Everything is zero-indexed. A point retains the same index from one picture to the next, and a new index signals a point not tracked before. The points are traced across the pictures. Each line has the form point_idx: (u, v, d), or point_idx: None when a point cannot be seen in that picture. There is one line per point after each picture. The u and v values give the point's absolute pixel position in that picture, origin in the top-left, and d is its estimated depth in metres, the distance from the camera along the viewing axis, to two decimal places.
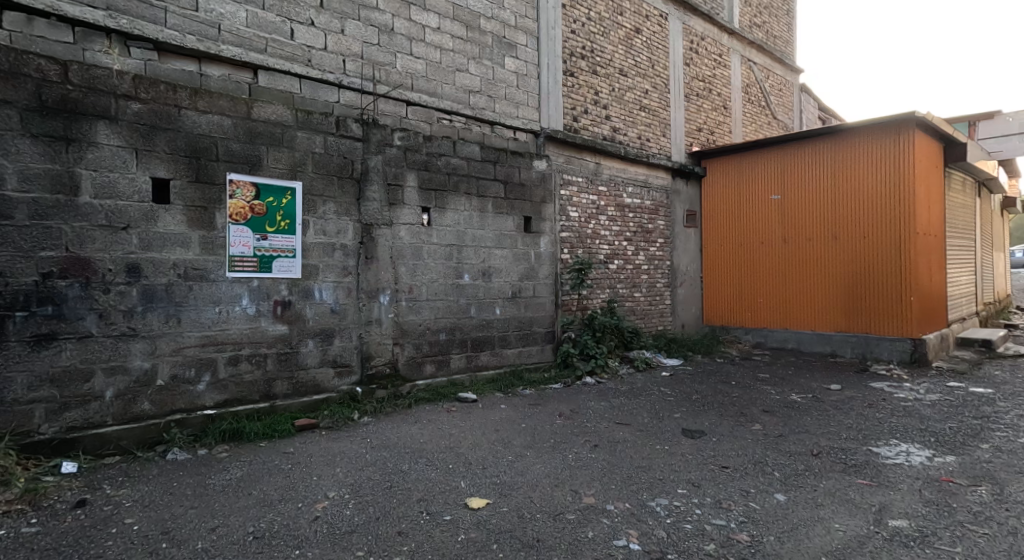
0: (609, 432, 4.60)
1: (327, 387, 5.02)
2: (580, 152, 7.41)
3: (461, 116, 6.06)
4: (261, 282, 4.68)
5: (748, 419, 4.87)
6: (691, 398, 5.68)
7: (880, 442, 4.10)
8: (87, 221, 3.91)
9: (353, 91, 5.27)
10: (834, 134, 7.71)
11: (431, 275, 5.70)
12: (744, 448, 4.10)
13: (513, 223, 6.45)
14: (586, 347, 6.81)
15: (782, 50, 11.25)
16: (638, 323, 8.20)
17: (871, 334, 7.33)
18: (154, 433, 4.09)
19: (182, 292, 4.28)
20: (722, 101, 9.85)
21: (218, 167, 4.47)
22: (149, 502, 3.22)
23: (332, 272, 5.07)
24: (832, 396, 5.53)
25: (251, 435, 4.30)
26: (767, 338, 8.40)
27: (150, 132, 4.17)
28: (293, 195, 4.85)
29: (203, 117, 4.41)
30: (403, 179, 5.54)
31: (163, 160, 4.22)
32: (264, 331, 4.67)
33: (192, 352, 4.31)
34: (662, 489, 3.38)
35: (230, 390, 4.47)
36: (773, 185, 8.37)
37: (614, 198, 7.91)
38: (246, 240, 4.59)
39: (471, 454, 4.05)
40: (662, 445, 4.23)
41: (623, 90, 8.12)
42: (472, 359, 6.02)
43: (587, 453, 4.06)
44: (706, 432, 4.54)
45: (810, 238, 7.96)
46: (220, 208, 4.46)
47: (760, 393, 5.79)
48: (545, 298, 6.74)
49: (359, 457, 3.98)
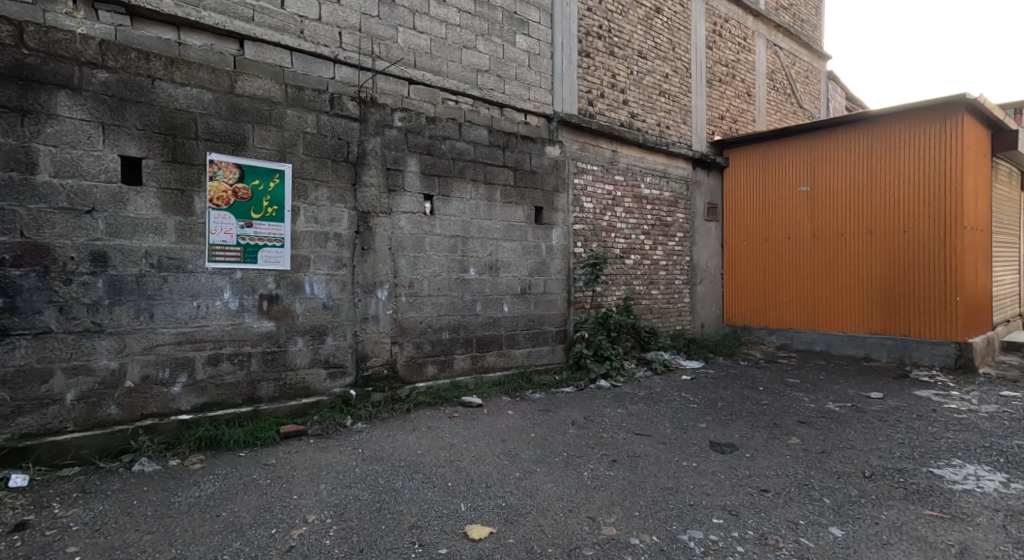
0: (628, 444, 4.12)
1: (318, 390, 4.58)
2: (595, 138, 6.91)
3: (468, 97, 5.59)
4: (246, 274, 4.24)
5: (784, 431, 4.37)
6: (716, 406, 5.18)
7: (941, 463, 3.58)
8: (45, 203, 3.50)
9: (350, 67, 4.81)
10: (871, 120, 7.14)
11: (433, 269, 5.25)
12: (784, 467, 3.60)
13: (523, 214, 5.97)
14: (601, 348, 6.32)
15: (809, 35, 10.64)
16: (655, 322, 7.70)
17: (911, 337, 6.78)
18: (120, 441, 3.66)
19: (155, 285, 3.86)
20: (746, 87, 9.28)
21: (197, 146, 4.03)
22: (100, 526, 2.79)
23: (324, 265, 4.63)
24: (874, 406, 5.00)
25: (229, 443, 3.86)
26: (793, 340, 7.87)
27: (119, 105, 3.74)
28: (281, 178, 4.41)
29: (180, 90, 3.97)
30: (403, 163, 5.08)
31: (134, 137, 3.79)
32: (248, 328, 4.24)
33: (166, 350, 3.89)
34: (695, 518, 2.90)
35: (209, 393, 4.05)
36: (802, 175, 7.82)
37: (631, 188, 7.40)
38: (228, 227, 4.16)
39: (472, 470, 3.58)
40: (689, 462, 3.74)
41: (642, 73, 7.60)
42: (477, 359, 5.56)
43: (604, 470, 3.58)
44: (738, 447, 4.04)
45: (843, 233, 7.40)
46: (199, 191, 4.03)
47: (793, 401, 5.27)
48: (556, 295, 6.26)
49: (347, 472, 3.53)
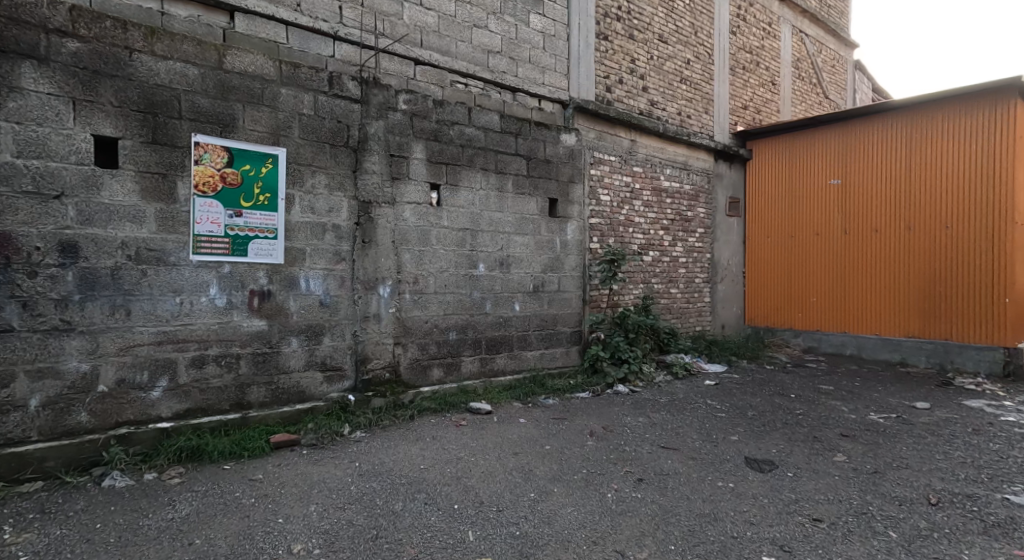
0: (655, 459, 3.71)
1: (314, 395, 4.21)
2: (613, 127, 6.49)
3: (479, 80, 5.19)
4: (234, 268, 3.87)
5: (827, 446, 3.95)
6: (746, 415, 4.75)
7: (1016, 488, 3.15)
8: (7, 186, 3.15)
9: (351, 45, 4.43)
10: (911, 108, 6.67)
11: (440, 264, 4.86)
12: (834, 490, 3.18)
13: (537, 206, 5.56)
14: (618, 350, 5.91)
15: (836, 22, 10.12)
16: (674, 323, 7.27)
17: (953, 340, 6.30)
18: (91, 452, 3.30)
19: (133, 279, 3.50)
20: (770, 75, 8.81)
21: (180, 126, 3.66)
22: (53, 556, 2.45)
23: (321, 258, 4.25)
24: (922, 418, 4.55)
25: (213, 455, 3.49)
26: (821, 343, 7.41)
27: (93, 79, 3.37)
28: (275, 163, 4.03)
29: (161, 64, 3.59)
30: (408, 150, 4.68)
31: (109, 115, 3.42)
32: (237, 327, 3.87)
33: (145, 352, 3.53)
34: (741, 555, 2.51)
35: (193, 399, 3.68)
36: (833, 167, 7.35)
37: (650, 180, 6.97)
38: (215, 216, 3.78)
39: (482, 490, 3.19)
40: (724, 481, 3.33)
41: (663, 59, 7.16)
42: (486, 362, 5.16)
43: (630, 492, 3.18)
44: (777, 464, 3.61)
45: (878, 228, 6.93)
46: (183, 176, 3.66)
47: (830, 411, 4.82)
48: (571, 293, 5.85)
49: (341, 490, 3.15)
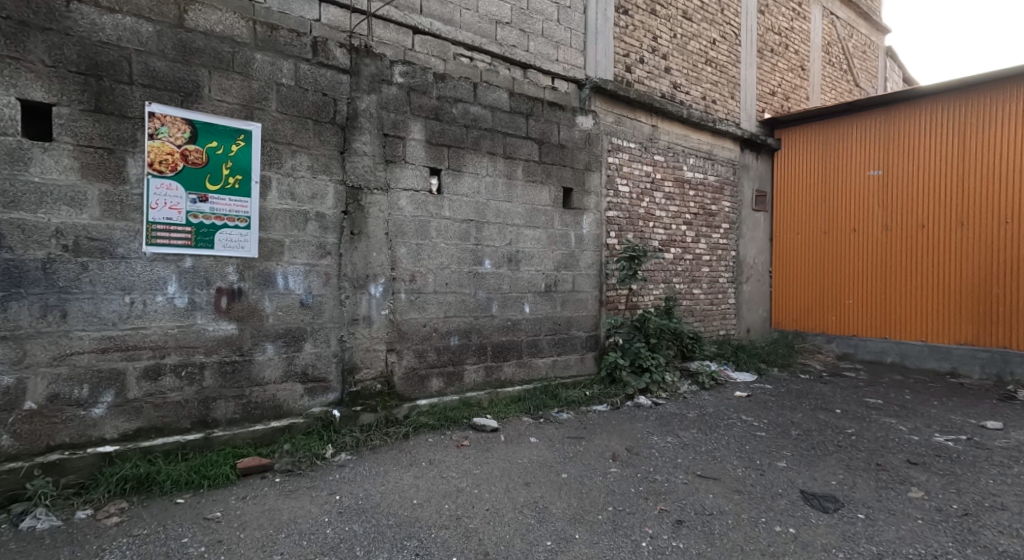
0: (693, 492, 3.11)
1: (293, 410, 3.62)
2: (633, 111, 5.87)
3: (486, 54, 4.59)
4: (197, 263, 3.29)
5: (897, 476, 3.33)
6: (789, 434, 4.13)
7: None
8: None
9: (339, 7, 3.84)
10: (961, 92, 6.03)
11: (441, 260, 4.26)
12: (923, 540, 2.57)
13: (549, 195, 4.96)
14: (638, 358, 5.28)
15: (869, 5, 9.45)
16: (697, 326, 6.66)
17: (1012, 349, 5.66)
18: (12, 484, 2.73)
19: (70, 274, 2.93)
20: (800, 60, 8.16)
21: (131, 92, 3.08)
22: None
23: (302, 252, 3.66)
24: (998, 441, 3.92)
25: (164, 486, 2.93)
26: (858, 349, 6.77)
27: (20, 32, 2.81)
28: (248, 140, 3.44)
29: (106, 18, 3.02)
30: (405, 129, 4.08)
31: (40, 76, 2.86)
32: (201, 332, 3.29)
33: (85, 361, 2.95)
34: None
35: (145, 417, 3.11)
36: (872, 158, 6.72)
37: (672, 170, 6.35)
38: (175, 201, 3.21)
39: (487, 536, 2.59)
40: (783, 526, 2.71)
41: (687, 38, 6.53)
42: (492, 371, 4.57)
43: (669, 540, 2.58)
44: (843, 502, 2.99)
45: (923, 224, 6.29)
46: (134, 152, 3.09)
47: (887, 430, 4.20)
48: (587, 293, 5.24)
49: (314, 535, 2.56)
